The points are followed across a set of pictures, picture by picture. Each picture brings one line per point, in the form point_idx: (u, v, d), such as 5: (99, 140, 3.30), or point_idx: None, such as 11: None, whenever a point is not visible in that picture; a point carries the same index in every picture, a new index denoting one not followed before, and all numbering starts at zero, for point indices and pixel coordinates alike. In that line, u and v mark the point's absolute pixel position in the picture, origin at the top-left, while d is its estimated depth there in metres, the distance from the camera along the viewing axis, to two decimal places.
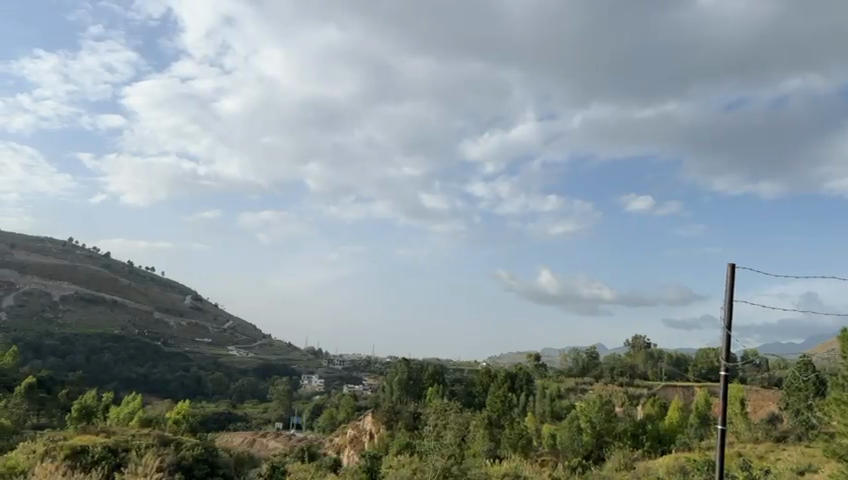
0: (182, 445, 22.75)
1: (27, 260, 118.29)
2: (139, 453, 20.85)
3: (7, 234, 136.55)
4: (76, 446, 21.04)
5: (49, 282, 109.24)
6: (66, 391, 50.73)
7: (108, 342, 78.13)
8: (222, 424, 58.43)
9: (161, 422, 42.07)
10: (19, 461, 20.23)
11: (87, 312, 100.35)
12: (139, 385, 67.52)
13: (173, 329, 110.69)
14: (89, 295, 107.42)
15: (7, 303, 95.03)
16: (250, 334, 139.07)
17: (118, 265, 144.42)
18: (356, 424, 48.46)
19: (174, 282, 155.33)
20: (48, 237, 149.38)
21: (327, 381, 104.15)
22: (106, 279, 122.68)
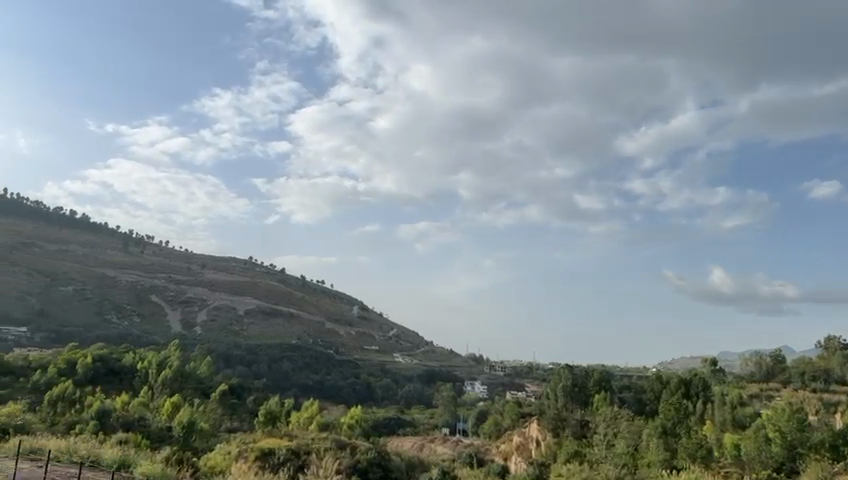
0: (357, 449, 23.96)
1: (216, 278, 131.18)
2: (318, 455, 22.27)
3: (197, 256, 152.33)
4: (264, 448, 22.88)
5: (235, 298, 120.01)
6: (253, 396, 55.57)
7: (287, 351, 84.40)
8: (392, 429, 60.61)
9: (336, 427, 44.46)
10: (218, 461, 22.51)
11: (268, 324, 109.13)
12: (316, 392, 72.04)
13: (343, 338, 117.13)
14: (268, 309, 116.46)
15: (201, 318, 105.81)
16: (413, 342, 143.24)
17: (291, 279, 155.53)
18: (522, 431, 48.03)
19: (342, 294, 164.25)
20: (232, 257, 164.20)
21: (490, 388, 104.57)
22: (282, 293, 132.74)
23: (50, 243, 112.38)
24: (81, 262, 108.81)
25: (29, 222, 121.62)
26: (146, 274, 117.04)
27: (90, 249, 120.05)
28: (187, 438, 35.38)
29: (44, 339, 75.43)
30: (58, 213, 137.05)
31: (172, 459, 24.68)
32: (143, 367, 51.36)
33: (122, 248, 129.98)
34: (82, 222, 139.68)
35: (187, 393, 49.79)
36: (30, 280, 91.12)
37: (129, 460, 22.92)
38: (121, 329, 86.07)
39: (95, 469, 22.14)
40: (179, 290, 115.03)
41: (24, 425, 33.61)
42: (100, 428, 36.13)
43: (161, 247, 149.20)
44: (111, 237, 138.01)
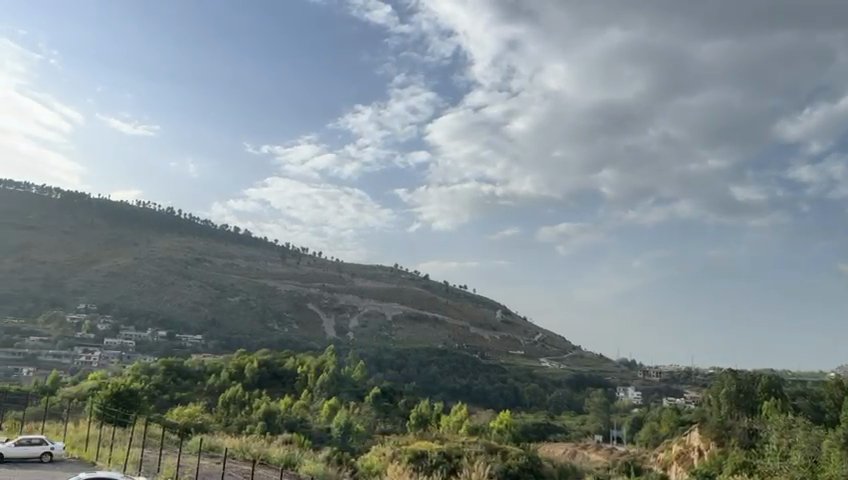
0: (508, 454, 23.90)
1: (364, 285, 136.76)
2: (470, 460, 22.43)
3: (347, 264, 159.68)
4: (417, 450, 23.43)
5: (383, 304, 124.43)
6: (404, 399, 57.20)
7: (434, 355, 86.13)
8: (542, 435, 59.70)
9: (486, 431, 44.56)
10: (374, 462, 23.44)
11: (415, 329, 111.86)
12: (464, 396, 72.80)
13: (488, 343, 117.41)
14: (415, 314, 119.38)
15: (353, 324, 110.61)
16: (560, 346, 140.26)
17: (435, 285, 158.42)
18: (682, 439, 45.49)
19: (486, 298, 164.62)
20: (379, 265, 170.18)
21: (644, 394, 99.93)
22: (427, 298, 135.69)
23: (218, 257, 123.07)
24: (244, 274, 118.00)
25: (201, 239, 133.97)
26: (301, 283, 124.56)
27: (252, 261, 129.81)
28: (344, 438, 37.11)
29: (216, 345, 82.63)
30: (224, 230, 149.68)
31: (332, 459, 26.05)
32: (303, 372, 54.71)
33: (280, 260, 139.34)
34: (245, 237, 151.47)
35: (342, 396, 52.22)
36: (203, 291, 100.24)
37: (295, 459, 24.42)
38: (282, 336, 92.23)
39: (266, 466, 23.92)
40: (332, 297, 121.22)
41: (203, 425, 37.02)
42: (268, 428, 38.95)
43: (315, 257, 158.11)
44: (269, 249, 148.47)
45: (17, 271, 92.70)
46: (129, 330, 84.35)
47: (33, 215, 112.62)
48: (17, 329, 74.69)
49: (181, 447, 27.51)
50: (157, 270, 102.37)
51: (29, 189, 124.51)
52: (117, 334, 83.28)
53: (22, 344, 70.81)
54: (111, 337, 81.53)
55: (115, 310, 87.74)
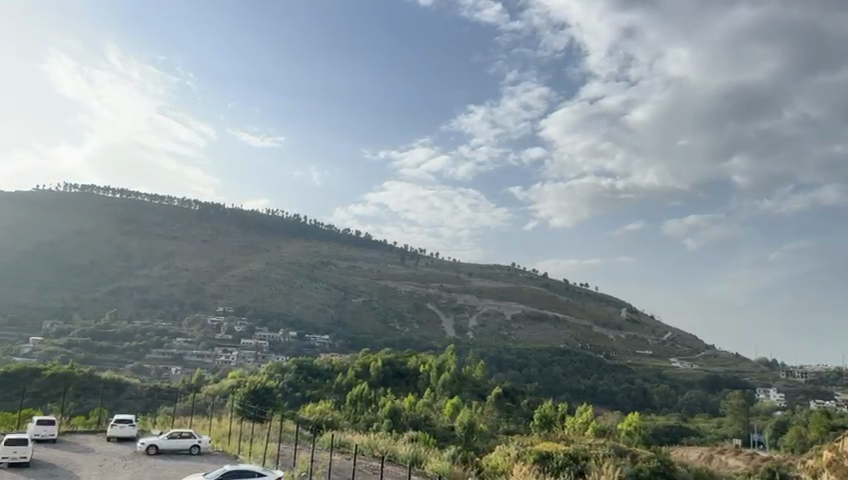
0: (638, 457, 22.99)
1: (483, 285, 136.63)
2: (598, 462, 21.78)
3: (465, 265, 160.38)
4: (541, 451, 23.03)
5: (502, 303, 123.85)
6: (527, 399, 56.54)
7: (556, 356, 84.50)
8: (675, 438, 56.82)
9: (614, 433, 43.06)
10: (499, 462, 23.32)
11: (535, 328, 110.20)
12: (589, 396, 70.74)
13: (613, 342, 113.57)
14: (535, 314, 117.86)
15: (472, 323, 110.96)
16: (692, 345, 133.17)
17: (555, 283, 155.46)
18: (833, 446, 41.73)
19: (609, 296, 159.37)
20: (497, 264, 169.51)
21: (788, 396, 92.82)
22: (547, 297, 133.29)
23: (342, 261, 127.59)
24: (366, 276, 121.44)
25: (325, 243, 139.48)
26: (420, 284, 126.52)
27: (373, 263, 133.32)
28: (468, 438, 37.23)
29: (342, 345, 85.69)
30: (346, 234, 154.85)
31: (456, 458, 26.15)
32: (425, 371, 55.47)
33: (399, 262, 142.15)
34: (366, 241, 156.06)
35: (465, 395, 52.46)
36: (329, 293, 104.28)
37: (421, 457, 24.81)
38: (404, 335, 94.14)
39: (394, 464, 24.54)
40: (451, 297, 122.27)
41: (332, 421, 38.51)
42: (393, 425, 39.88)
43: (433, 258, 160.08)
44: (389, 252, 152.06)
45: (164, 278, 101.05)
46: (262, 331, 89.31)
47: (176, 226, 122.14)
48: (165, 332, 82.98)
49: (314, 442, 28.88)
50: (285, 274, 107.64)
51: (171, 202, 135.19)
52: (252, 334, 88.48)
53: (170, 345, 78.71)
54: (247, 337, 86.71)
55: (250, 313, 93.31)
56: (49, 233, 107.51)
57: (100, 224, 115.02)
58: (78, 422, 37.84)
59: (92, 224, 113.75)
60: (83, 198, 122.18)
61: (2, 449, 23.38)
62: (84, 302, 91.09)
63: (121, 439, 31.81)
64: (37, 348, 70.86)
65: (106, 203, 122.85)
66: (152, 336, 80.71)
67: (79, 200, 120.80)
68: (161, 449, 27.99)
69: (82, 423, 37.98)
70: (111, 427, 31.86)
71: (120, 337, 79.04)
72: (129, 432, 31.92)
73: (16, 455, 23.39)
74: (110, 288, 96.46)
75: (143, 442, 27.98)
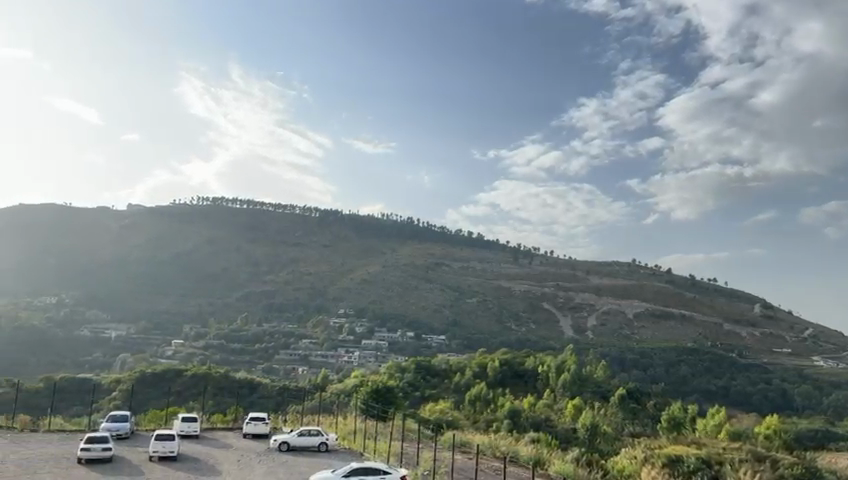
0: (779, 463, 21.40)
1: (601, 283, 132.68)
2: (734, 467, 20.55)
3: (581, 263, 156.56)
4: (671, 454, 22.04)
5: (622, 301, 119.78)
6: (653, 401, 54.27)
7: (683, 355, 80.47)
8: (821, 443, 52.43)
9: (751, 437, 40.37)
10: (625, 465, 22.56)
11: (659, 327, 105.43)
12: (721, 398, 66.79)
13: (747, 340, 106.49)
14: (658, 311, 112.95)
15: (591, 323, 108.16)
16: (838, 343, 122.27)
17: (679, 279, 148.24)
18: None
19: (740, 291, 149.74)
20: (615, 261, 164.01)
21: None
22: (671, 294, 127.32)
23: (456, 261, 128.37)
24: (480, 276, 121.46)
25: (439, 245, 140.96)
26: (536, 283, 124.87)
27: (487, 264, 133.10)
28: (592, 440, 36.20)
29: (459, 345, 86.28)
30: (459, 236, 155.78)
31: (580, 460, 25.56)
32: (544, 371, 54.55)
33: (513, 261, 141.05)
34: (479, 241, 156.15)
35: (587, 396, 51.18)
36: (444, 293, 105.19)
37: (543, 459, 24.43)
38: (521, 335, 93.28)
39: (516, 464, 24.33)
40: (568, 296, 119.78)
41: (453, 421, 38.80)
42: (513, 426, 39.65)
43: (548, 257, 157.50)
44: (503, 251, 151.30)
45: (288, 282, 106.23)
46: (381, 332, 91.71)
47: (298, 233, 127.94)
48: (291, 334, 87.36)
49: (435, 441, 29.25)
50: (401, 276, 109.87)
51: (293, 210, 141.84)
52: (372, 335, 91.08)
53: (296, 346, 82.72)
54: (367, 338, 89.31)
55: (369, 314, 96.11)
56: (185, 243, 116.16)
57: (230, 234, 122.80)
58: (217, 419, 40.55)
59: (222, 234, 121.61)
60: (214, 209, 130.97)
61: (153, 444, 25.46)
62: (218, 307, 97.73)
63: (256, 436, 33.73)
64: (179, 350, 76.74)
65: (234, 214, 130.97)
66: (280, 337, 85.25)
67: (211, 212, 129.64)
68: (292, 446, 29.34)
69: (221, 420, 40.71)
70: (246, 424, 33.89)
71: (251, 339, 83.96)
72: (262, 429, 33.78)
73: (165, 448, 25.43)
74: (240, 294, 102.79)
75: (275, 439, 29.46)
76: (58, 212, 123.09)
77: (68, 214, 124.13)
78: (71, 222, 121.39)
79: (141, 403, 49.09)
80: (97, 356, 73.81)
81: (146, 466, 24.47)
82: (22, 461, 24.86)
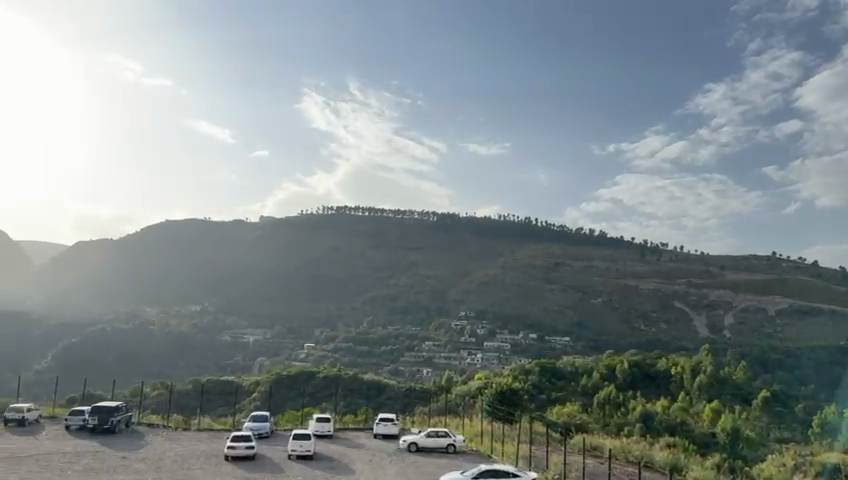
0: None
1: (737, 279, 124.46)
2: None
3: (715, 257, 147.66)
4: (826, 463, 20.42)
5: (762, 298, 111.74)
6: (803, 404, 50.17)
7: (836, 355, 73.66)
8: None
9: None
10: (773, 472, 21.13)
11: (807, 324, 97.25)
12: None
13: None
14: (805, 307, 104.28)
15: (728, 321, 101.79)
16: None
17: (829, 272, 135.94)
18: None
19: None
20: (754, 255, 153.05)
21: None
22: (820, 288, 116.92)
23: (578, 261, 125.14)
24: (605, 275, 117.75)
25: (560, 244, 138.13)
26: (665, 281, 119.24)
27: (610, 262, 128.79)
28: (735, 446, 34.01)
29: (584, 346, 84.16)
30: (581, 234, 151.85)
31: (722, 466, 24.20)
32: (677, 373, 52.00)
33: (639, 259, 135.58)
34: (602, 239, 151.40)
35: (726, 399, 48.25)
36: (567, 293, 102.96)
37: (680, 464, 23.37)
38: (650, 335, 89.45)
39: (651, 469, 23.48)
40: (701, 294, 113.39)
41: (582, 424, 37.95)
42: (645, 430, 38.14)
43: (678, 253, 149.80)
44: (628, 249, 145.74)
45: (410, 286, 108.20)
46: (504, 333, 91.28)
47: (418, 238, 130.04)
48: (415, 336, 89.09)
49: (565, 445, 28.71)
50: (518, 277, 108.66)
51: (412, 215, 144.35)
52: (493, 336, 90.89)
53: (421, 348, 84.24)
54: (490, 340, 89.24)
55: (490, 315, 95.96)
56: (312, 251, 121.54)
57: (353, 240, 127.06)
58: (348, 419, 42.08)
59: (347, 242, 126.09)
60: (338, 218, 136.03)
61: (291, 443, 26.82)
62: (344, 312, 101.41)
63: (386, 436, 34.56)
64: (310, 353, 80.39)
65: (357, 221, 135.38)
66: (404, 340, 87.15)
67: (335, 220, 134.72)
68: (421, 446, 29.83)
69: (353, 420, 42.20)
70: (377, 424, 34.84)
71: (377, 341, 86.42)
72: (392, 430, 34.59)
73: (302, 448, 26.69)
74: (365, 298, 106.04)
75: (405, 440, 30.14)
76: (200, 225, 133.09)
77: (209, 227, 134.04)
78: (212, 234, 131.02)
79: (279, 404, 51.96)
80: (237, 360, 78.92)
81: (285, 464, 25.84)
82: (176, 458, 26.95)
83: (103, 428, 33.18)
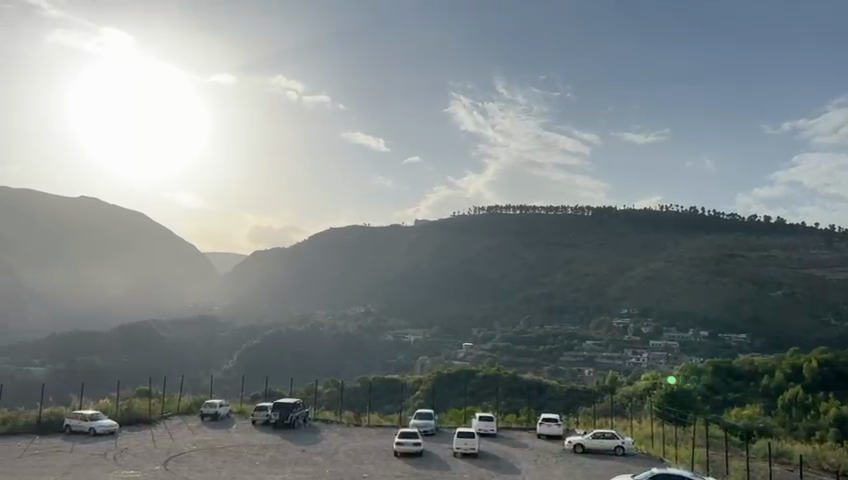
0: None
1: None
2: None
3: None
4: None
5: None
6: None
7: None
8: None
9: None
10: None
11: None
12: None
13: None
14: None
15: None
16: None
17: None
18: None
19: None
20: None
21: None
22: None
23: (753, 252, 115.23)
24: (785, 266, 107.44)
25: (731, 234, 128.03)
26: None
27: (791, 251, 117.28)
28: None
29: (764, 345, 77.47)
30: (754, 222, 139.73)
31: None
32: None
33: (826, 247, 122.13)
34: (780, 227, 138.29)
35: None
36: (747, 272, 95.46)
37: None
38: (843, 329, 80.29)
39: None
40: None
41: (765, 428, 34.88)
42: (842, 436, 34.25)
43: None
44: (812, 236, 131.81)
45: (568, 284, 105.74)
46: (670, 332, 86.58)
47: (574, 233, 126.68)
48: (574, 335, 87.17)
49: (746, 450, 26.60)
50: (697, 261, 101.21)
51: (566, 211, 140.97)
52: (660, 335, 86.61)
53: (581, 347, 82.24)
54: (655, 339, 84.99)
55: (655, 313, 91.35)
56: (467, 250, 122.63)
57: (507, 241, 126.70)
58: (511, 419, 41.92)
59: (501, 241, 126.16)
60: (491, 216, 136.20)
61: (456, 441, 27.26)
62: (501, 312, 101.54)
63: (550, 436, 34.07)
64: (469, 352, 81.31)
65: (510, 218, 134.68)
66: (564, 339, 85.47)
67: (488, 219, 135.07)
68: (587, 448, 29.00)
69: (515, 420, 42.01)
70: (540, 424, 34.44)
71: (536, 341, 85.53)
72: (556, 431, 34.02)
73: (466, 446, 27.07)
74: (521, 298, 105.48)
75: (570, 441, 29.50)
76: (361, 228, 139.12)
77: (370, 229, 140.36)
78: (372, 233, 136.79)
79: (442, 402, 53.07)
80: (400, 359, 81.83)
81: (450, 461, 26.35)
82: (349, 452, 28.48)
83: (284, 422, 35.86)
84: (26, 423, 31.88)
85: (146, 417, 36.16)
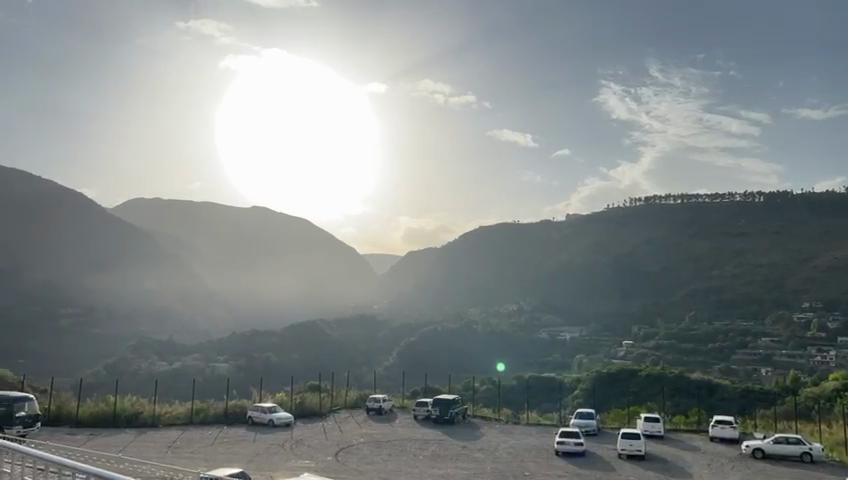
0: None
1: None
2: None
3: None
4: None
5: None
6: None
7: None
8: None
9: None
10: None
11: None
12: None
13: None
14: None
15: None
16: None
17: None
18: None
19: None
20: None
21: None
22: None
23: None
24: None
25: None
26: None
27: None
28: None
29: None
30: None
31: None
32: None
33: None
34: None
35: None
36: None
37: None
38: None
39: None
40: None
41: None
42: None
43: None
44: None
45: (738, 275, 97.99)
46: None
47: (743, 219, 116.95)
48: (747, 332, 80.63)
49: None
50: None
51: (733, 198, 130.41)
52: None
53: (756, 344, 75.95)
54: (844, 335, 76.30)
55: (844, 306, 82.03)
56: (623, 242, 117.61)
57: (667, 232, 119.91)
58: (680, 421, 39.57)
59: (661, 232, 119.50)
60: (648, 207, 129.51)
61: (621, 442, 26.25)
62: (664, 309, 96.37)
63: (724, 439, 31.79)
64: (630, 351, 77.96)
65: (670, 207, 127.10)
66: (735, 336, 79.38)
67: (644, 210, 128.56)
68: (768, 453, 26.62)
69: (684, 422, 39.66)
70: (713, 427, 32.19)
71: (703, 339, 80.23)
72: (732, 434, 31.64)
73: (632, 447, 25.96)
74: (685, 294, 99.46)
75: (748, 445, 27.24)
76: (512, 225, 138.27)
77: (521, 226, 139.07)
78: (523, 229, 135.48)
79: (602, 402, 51.45)
80: (556, 357, 80.21)
81: (616, 462, 25.41)
82: (510, 449, 28.46)
83: (444, 418, 36.62)
84: (216, 414, 35.20)
85: (317, 411, 38.59)
